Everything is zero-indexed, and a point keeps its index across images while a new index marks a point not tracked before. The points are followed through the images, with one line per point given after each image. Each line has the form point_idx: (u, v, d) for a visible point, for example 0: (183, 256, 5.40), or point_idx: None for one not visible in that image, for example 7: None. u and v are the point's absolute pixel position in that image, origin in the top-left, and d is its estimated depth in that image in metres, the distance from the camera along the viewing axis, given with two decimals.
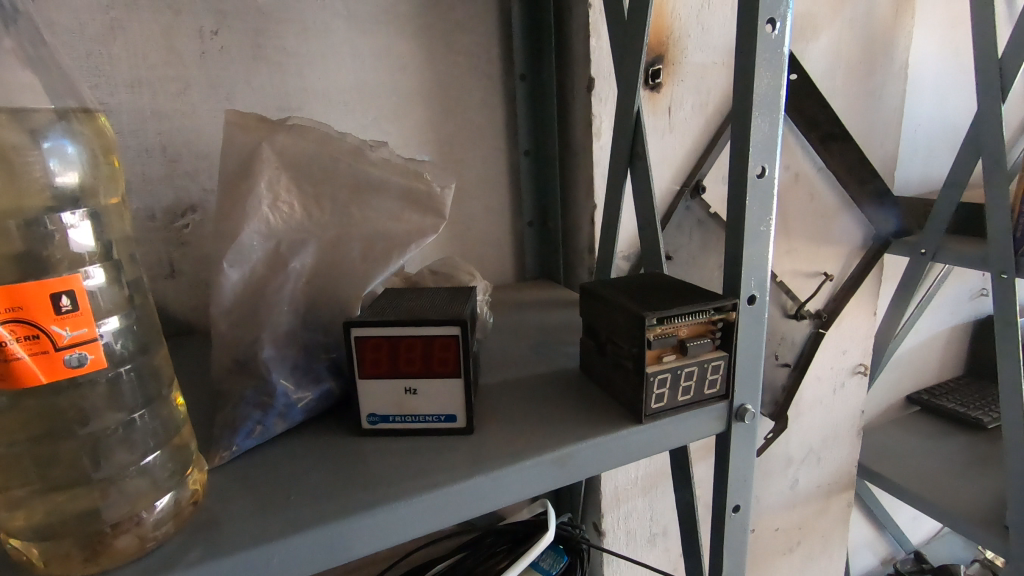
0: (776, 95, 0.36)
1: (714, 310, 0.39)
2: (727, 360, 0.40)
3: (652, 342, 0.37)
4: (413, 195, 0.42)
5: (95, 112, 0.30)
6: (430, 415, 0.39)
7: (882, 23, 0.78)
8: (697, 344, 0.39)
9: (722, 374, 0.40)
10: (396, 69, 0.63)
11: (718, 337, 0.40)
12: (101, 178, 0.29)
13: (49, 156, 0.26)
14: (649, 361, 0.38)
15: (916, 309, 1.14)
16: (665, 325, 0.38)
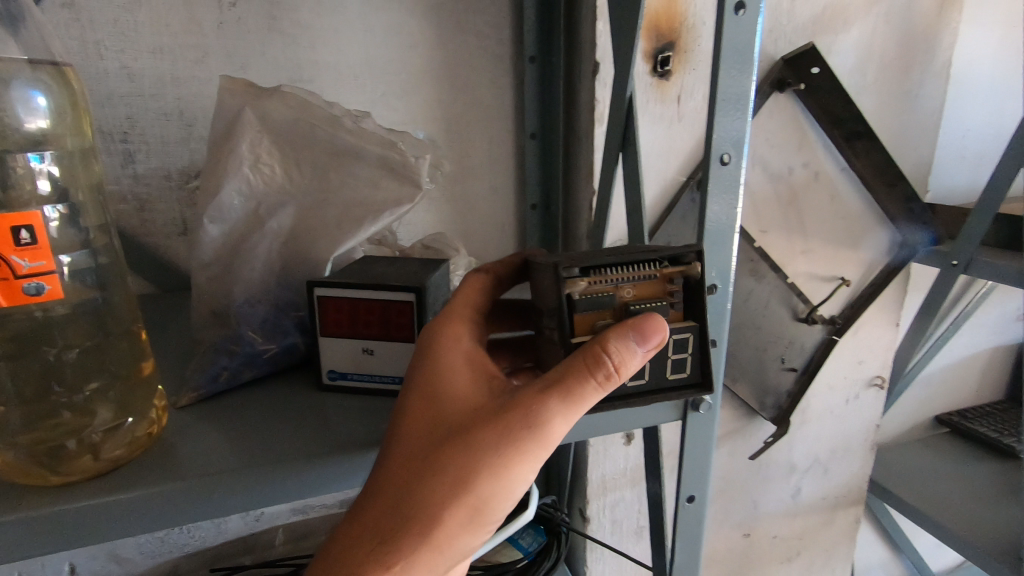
0: (746, 83, 0.36)
1: (662, 266, 0.35)
2: (696, 336, 0.36)
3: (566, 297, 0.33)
4: (388, 162, 0.43)
5: (67, 68, 0.34)
6: (385, 376, 0.40)
7: (924, 17, 0.74)
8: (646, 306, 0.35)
9: (689, 353, 0.36)
10: (406, 45, 0.64)
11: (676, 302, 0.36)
12: (67, 128, 0.33)
13: (18, 107, 0.30)
14: (579, 326, 0.34)
15: (951, 325, 1.07)
16: (592, 279, 0.34)
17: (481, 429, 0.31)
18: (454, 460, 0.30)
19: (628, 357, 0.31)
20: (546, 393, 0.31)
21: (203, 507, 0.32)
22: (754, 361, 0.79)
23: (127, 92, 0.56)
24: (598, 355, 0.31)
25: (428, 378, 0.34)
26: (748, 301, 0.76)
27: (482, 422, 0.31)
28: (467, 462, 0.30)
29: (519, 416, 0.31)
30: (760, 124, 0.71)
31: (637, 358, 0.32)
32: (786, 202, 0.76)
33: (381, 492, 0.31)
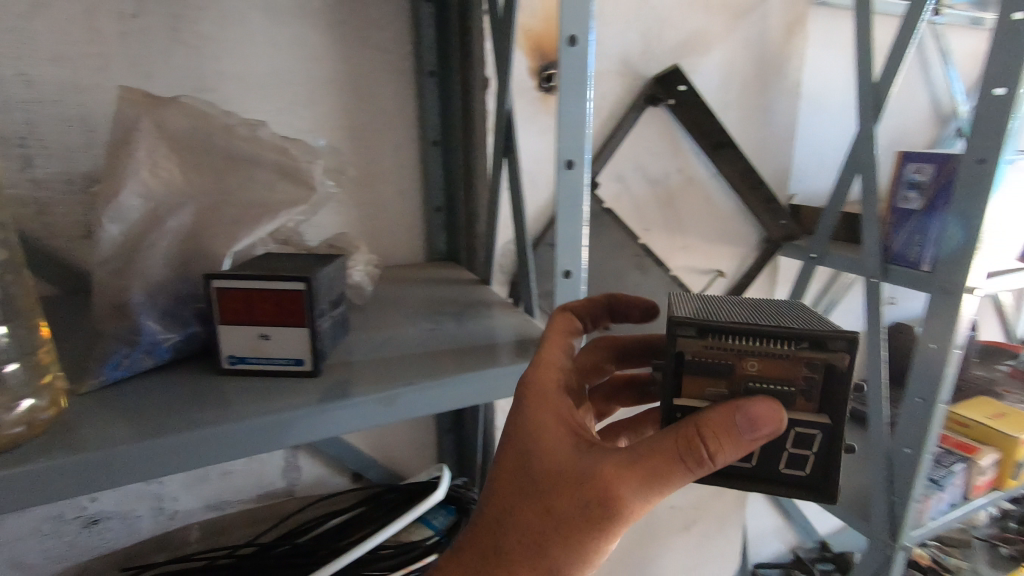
0: (582, 100, 0.43)
1: (806, 351, 0.32)
2: (825, 437, 0.33)
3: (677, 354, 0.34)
4: (283, 167, 0.49)
5: None
6: (280, 358, 0.45)
7: (773, 44, 0.86)
8: (769, 386, 0.33)
9: (812, 452, 0.34)
10: (310, 59, 0.68)
11: (808, 390, 0.33)
12: None
13: None
14: (688, 386, 0.35)
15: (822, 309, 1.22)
16: (711, 343, 0.33)
17: (561, 489, 0.35)
18: (535, 528, 0.35)
19: (728, 441, 0.31)
20: (625, 476, 0.33)
21: (108, 475, 0.35)
22: None
23: (24, 98, 0.57)
24: (688, 441, 0.32)
25: (520, 426, 0.38)
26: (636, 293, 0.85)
27: (563, 484, 0.35)
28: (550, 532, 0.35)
29: (594, 491, 0.34)
30: (638, 135, 0.80)
31: (735, 447, 0.31)
32: (665, 204, 0.86)
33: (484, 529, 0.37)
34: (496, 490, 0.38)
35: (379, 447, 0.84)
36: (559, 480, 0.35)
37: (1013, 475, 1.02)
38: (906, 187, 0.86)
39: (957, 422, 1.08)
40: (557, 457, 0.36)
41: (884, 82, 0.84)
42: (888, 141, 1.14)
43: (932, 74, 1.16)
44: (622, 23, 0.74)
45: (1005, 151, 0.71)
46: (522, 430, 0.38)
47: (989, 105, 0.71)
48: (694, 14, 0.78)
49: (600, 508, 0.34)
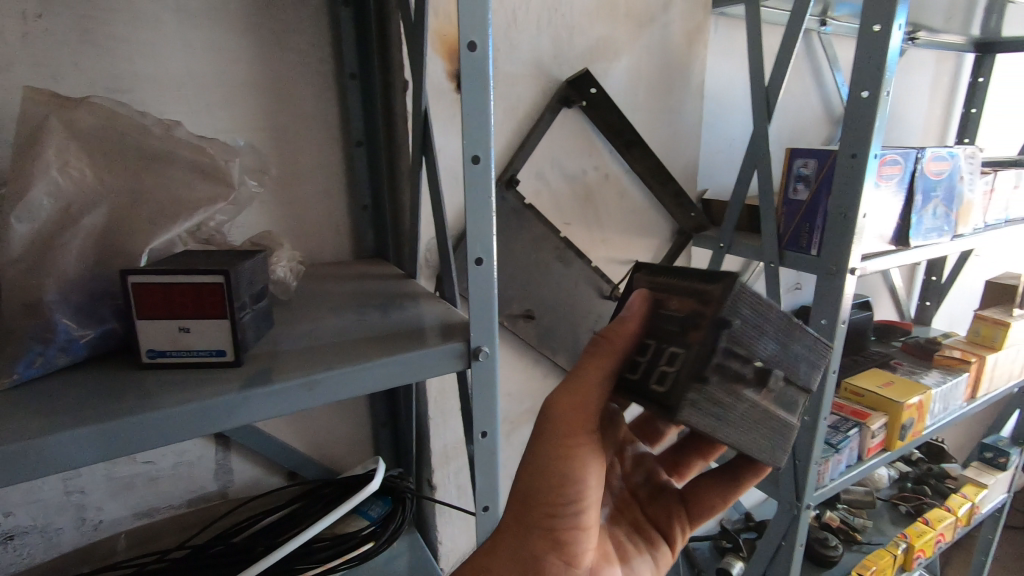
0: (484, 100, 0.46)
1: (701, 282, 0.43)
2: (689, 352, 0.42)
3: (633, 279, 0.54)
4: (199, 165, 0.51)
5: None
6: (201, 350, 0.46)
7: (677, 50, 0.93)
8: (674, 309, 0.45)
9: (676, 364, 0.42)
10: (227, 61, 0.69)
11: (693, 317, 0.42)
12: None
13: None
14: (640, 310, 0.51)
15: None
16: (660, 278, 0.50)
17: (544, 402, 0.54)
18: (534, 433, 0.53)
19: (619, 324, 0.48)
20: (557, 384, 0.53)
21: (25, 467, 0.36)
22: (570, 334, 0.93)
23: None
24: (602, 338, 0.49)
25: None
26: (560, 283, 0.90)
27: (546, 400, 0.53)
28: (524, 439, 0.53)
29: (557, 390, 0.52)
30: (554, 134, 0.85)
31: (622, 328, 0.48)
32: (582, 199, 0.91)
33: None
34: None
35: (314, 444, 0.85)
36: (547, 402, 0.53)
37: (900, 436, 1.14)
38: (796, 179, 0.94)
39: (854, 392, 1.19)
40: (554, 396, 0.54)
41: (773, 86, 0.93)
42: (786, 138, 1.25)
43: (824, 79, 1.28)
44: (534, 29, 0.79)
45: (871, 147, 0.80)
46: None
47: (857, 106, 0.81)
48: (601, 22, 0.84)
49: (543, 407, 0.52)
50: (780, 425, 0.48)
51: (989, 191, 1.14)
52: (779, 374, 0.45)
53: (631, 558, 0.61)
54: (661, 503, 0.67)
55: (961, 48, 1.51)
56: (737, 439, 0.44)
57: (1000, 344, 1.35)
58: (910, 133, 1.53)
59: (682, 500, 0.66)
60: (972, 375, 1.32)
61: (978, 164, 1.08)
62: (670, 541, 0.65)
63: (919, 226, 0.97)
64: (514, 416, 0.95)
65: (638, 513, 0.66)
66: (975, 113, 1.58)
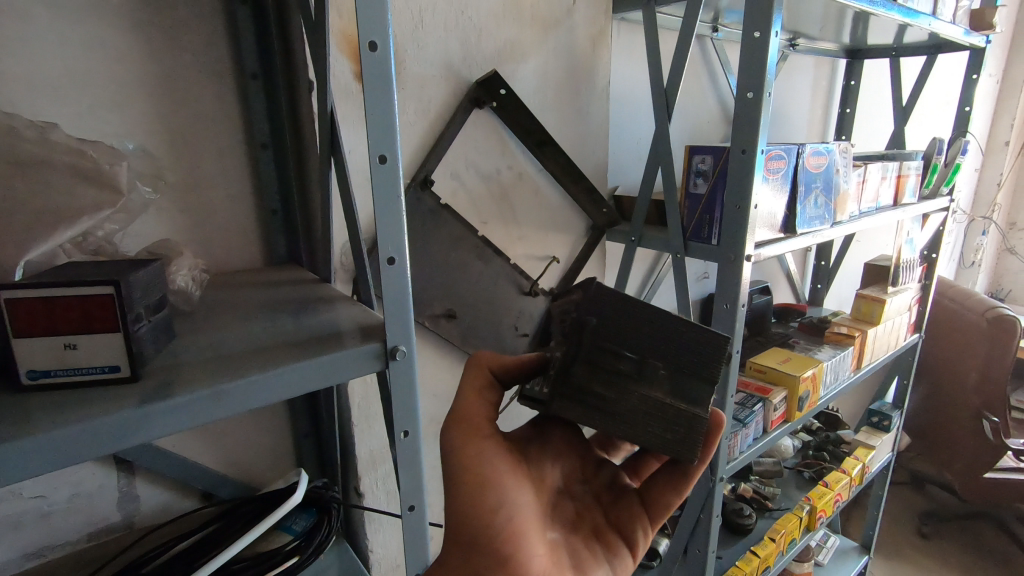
0: (387, 100, 0.47)
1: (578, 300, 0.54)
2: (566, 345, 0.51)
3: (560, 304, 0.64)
4: (81, 170, 0.47)
5: None
6: (92, 367, 0.43)
7: (582, 53, 0.97)
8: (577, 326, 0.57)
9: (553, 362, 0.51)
10: (111, 59, 0.64)
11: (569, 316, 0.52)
12: None
13: None
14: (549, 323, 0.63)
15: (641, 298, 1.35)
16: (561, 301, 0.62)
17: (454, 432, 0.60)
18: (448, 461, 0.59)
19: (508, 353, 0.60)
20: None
21: None
22: (493, 331, 0.94)
23: None
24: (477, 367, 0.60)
25: None
26: (480, 281, 0.91)
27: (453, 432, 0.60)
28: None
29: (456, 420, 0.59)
30: (467, 135, 0.87)
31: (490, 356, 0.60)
32: (498, 198, 0.93)
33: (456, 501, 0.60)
34: None
35: (231, 462, 0.81)
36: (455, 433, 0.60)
37: (799, 408, 1.25)
38: (695, 175, 1.01)
39: (757, 369, 1.29)
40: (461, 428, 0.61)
41: (671, 87, 1.00)
42: (687, 136, 1.34)
43: (718, 82, 1.38)
44: (441, 31, 0.79)
45: (757, 143, 0.88)
46: None
47: (744, 106, 0.88)
48: (508, 25, 0.86)
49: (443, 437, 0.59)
50: (686, 418, 0.52)
51: (861, 182, 1.28)
52: (662, 368, 0.52)
53: (588, 566, 0.61)
54: (623, 505, 0.67)
55: (834, 54, 1.67)
56: (627, 430, 0.51)
57: (878, 319, 1.52)
58: (797, 131, 1.69)
59: (643, 502, 0.67)
60: (856, 349, 1.46)
61: (850, 158, 1.20)
62: (633, 542, 0.66)
63: (803, 215, 1.07)
64: (441, 416, 0.95)
65: (599, 517, 0.67)
66: (850, 113, 1.78)
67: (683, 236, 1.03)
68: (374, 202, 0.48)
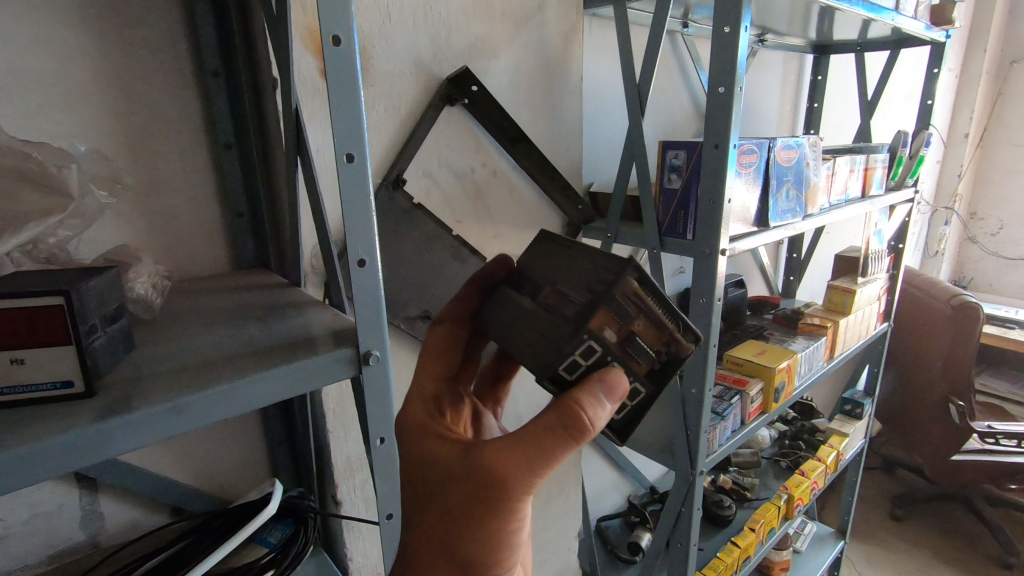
0: (354, 97, 0.45)
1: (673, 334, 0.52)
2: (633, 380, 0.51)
3: (627, 292, 0.49)
4: (25, 174, 0.44)
5: None
6: (42, 384, 0.40)
7: (554, 48, 0.96)
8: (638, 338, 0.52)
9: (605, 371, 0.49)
10: (59, 55, 0.61)
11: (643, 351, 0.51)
12: None
13: None
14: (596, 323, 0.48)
15: None
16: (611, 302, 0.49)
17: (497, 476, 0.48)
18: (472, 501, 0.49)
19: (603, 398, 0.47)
20: (495, 449, 0.48)
21: None
22: None
23: None
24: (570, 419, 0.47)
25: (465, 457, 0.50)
26: (456, 282, 0.90)
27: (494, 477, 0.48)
28: (476, 516, 0.49)
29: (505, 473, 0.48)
30: (439, 132, 0.85)
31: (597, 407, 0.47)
32: (472, 197, 0.92)
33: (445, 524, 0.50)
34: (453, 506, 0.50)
35: (201, 475, 0.79)
36: (499, 479, 0.48)
37: (775, 399, 1.27)
38: (669, 170, 1.01)
39: (734, 362, 1.31)
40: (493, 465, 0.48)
41: (643, 83, 0.99)
42: (660, 132, 1.34)
43: (690, 78, 1.39)
44: (410, 27, 0.78)
45: (729, 138, 0.88)
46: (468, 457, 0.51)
47: (715, 101, 0.88)
48: (478, 21, 0.85)
49: (492, 485, 0.48)
50: None
51: (831, 175, 1.30)
52: None
53: None
54: None
55: (802, 50, 1.70)
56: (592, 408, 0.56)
57: (849, 309, 1.55)
58: (766, 126, 1.71)
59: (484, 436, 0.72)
60: (828, 339, 1.49)
61: (820, 152, 1.21)
62: None
63: (775, 208, 1.08)
64: None
65: None
66: (818, 108, 1.81)
67: (659, 231, 1.03)
68: (342, 203, 0.46)
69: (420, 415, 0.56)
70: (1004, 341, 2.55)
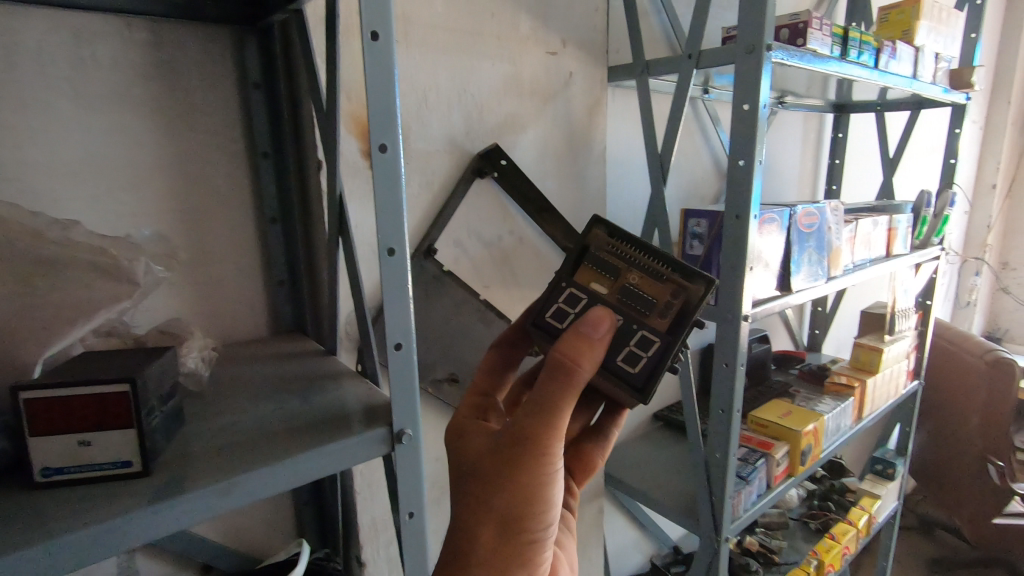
0: (397, 196, 0.49)
1: (681, 285, 0.56)
2: (661, 341, 0.54)
3: (606, 251, 0.59)
4: (101, 266, 0.48)
5: None
6: (105, 464, 0.44)
7: (579, 121, 1.01)
8: (643, 293, 0.56)
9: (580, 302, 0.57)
10: (129, 142, 0.67)
11: (665, 307, 0.55)
12: None
13: None
14: (583, 275, 0.58)
15: None
16: (602, 253, 0.59)
17: (505, 445, 0.49)
18: (488, 476, 0.49)
19: (588, 339, 0.49)
20: (514, 416, 0.49)
21: None
22: None
23: None
24: (555, 368, 0.47)
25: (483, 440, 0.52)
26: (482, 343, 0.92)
27: (505, 447, 0.49)
28: (503, 486, 0.49)
29: (511, 438, 0.49)
30: (469, 203, 0.89)
31: (585, 352, 0.48)
32: (498, 263, 0.95)
33: (469, 513, 0.50)
34: (472, 488, 0.50)
35: (231, 533, 0.80)
36: (503, 448, 0.49)
37: (800, 462, 1.25)
38: (691, 237, 1.05)
39: (759, 423, 1.30)
40: (504, 432, 0.49)
41: (665, 152, 1.03)
42: (682, 194, 1.38)
43: (711, 140, 1.43)
44: (445, 108, 0.83)
45: (750, 209, 0.91)
46: (482, 438, 0.52)
47: (736, 172, 0.91)
48: (508, 100, 0.90)
49: (513, 449, 0.48)
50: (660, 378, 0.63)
51: (853, 236, 1.31)
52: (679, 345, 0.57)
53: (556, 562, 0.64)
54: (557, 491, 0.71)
55: (822, 109, 1.73)
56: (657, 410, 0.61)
57: (876, 368, 1.52)
58: (787, 183, 1.73)
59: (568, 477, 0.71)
60: (856, 399, 1.46)
61: (841, 215, 1.23)
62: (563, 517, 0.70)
63: (797, 272, 1.09)
64: (442, 480, 0.94)
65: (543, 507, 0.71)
66: (840, 163, 1.82)
67: None
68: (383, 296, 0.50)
69: (460, 411, 0.57)
70: None
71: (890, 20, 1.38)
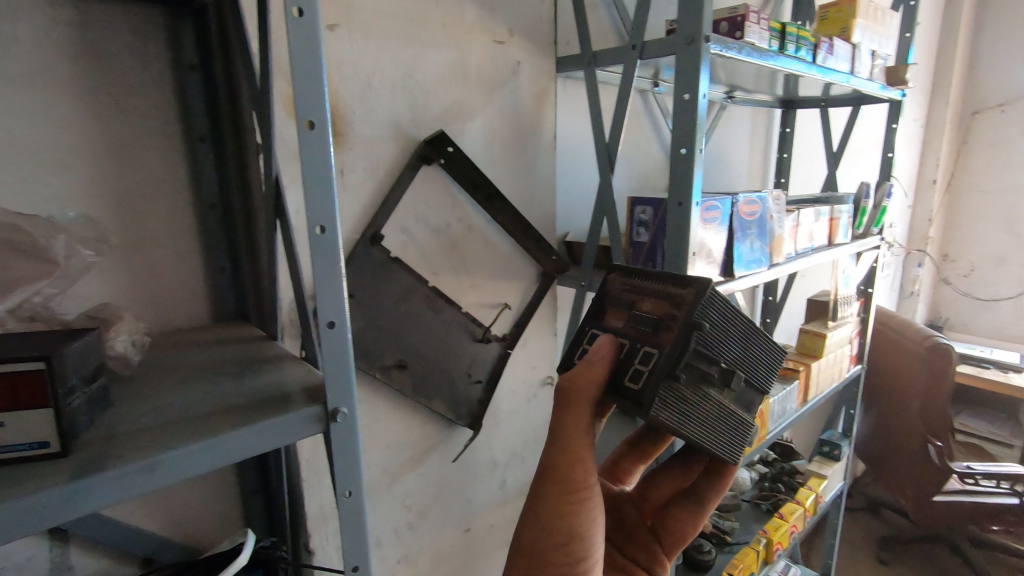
0: (326, 174, 0.49)
1: (680, 299, 0.67)
2: (660, 350, 0.65)
3: (619, 287, 0.76)
4: (16, 245, 0.48)
5: None
6: (19, 445, 0.43)
7: (527, 110, 1.03)
8: (651, 315, 0.70)
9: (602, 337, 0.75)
10: (55, 123, 0.65)
11: (668, 321, 0.67)
12: None
13: None
14: (609, 315, 0.76)
15: None
16: (622, 291, 0.76)
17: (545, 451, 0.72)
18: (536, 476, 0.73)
19: (587, 362, 0.69)
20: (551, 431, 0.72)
21: None
22: (445, 378, 0.96)
23: None
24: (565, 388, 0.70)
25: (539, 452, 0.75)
26: (430, 330, 0.93)
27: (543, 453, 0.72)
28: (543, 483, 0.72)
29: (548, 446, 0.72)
30: (416, 190, 0.90)
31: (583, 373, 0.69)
32: (448, 250, 0.96)
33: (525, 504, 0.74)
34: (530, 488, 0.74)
35: (172, 525, 0.79)
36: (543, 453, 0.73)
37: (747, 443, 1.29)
38: (638, 225, 1.07)
39: None
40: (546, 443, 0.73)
41: (612, 142, 1.05)
42: (634, 184, 1.41)
43: (661, 132, 1.46)
44: (389, 94, 0.83)
45: (692, 196, 0.93)
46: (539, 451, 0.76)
47: (678, 160, 0.94)
48: (454, 87, 0.91)
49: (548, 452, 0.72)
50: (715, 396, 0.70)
51: (796, 225, 1.36)
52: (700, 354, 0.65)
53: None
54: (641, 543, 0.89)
55: (770, 104, 1.79)
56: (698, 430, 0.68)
57: (820, 353, 1.59)
58: (737, 176, 1.78)
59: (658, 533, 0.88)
60: (801, 382, 1.52)
61: (783, 204, 1.28)
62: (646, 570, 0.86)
63: (740, 259, 1.13)
64: (394, 467, 0.94)
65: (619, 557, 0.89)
66: (786, 157, 1.88)
67: None
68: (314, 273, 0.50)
69: None
70: (980, 381, 2.59)
71: (829, 17, 1.44)
